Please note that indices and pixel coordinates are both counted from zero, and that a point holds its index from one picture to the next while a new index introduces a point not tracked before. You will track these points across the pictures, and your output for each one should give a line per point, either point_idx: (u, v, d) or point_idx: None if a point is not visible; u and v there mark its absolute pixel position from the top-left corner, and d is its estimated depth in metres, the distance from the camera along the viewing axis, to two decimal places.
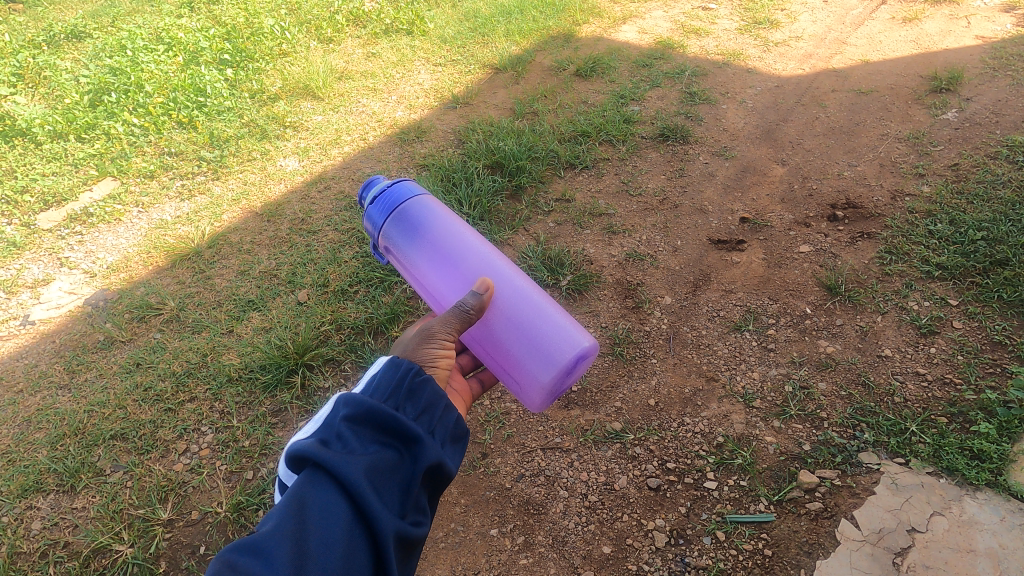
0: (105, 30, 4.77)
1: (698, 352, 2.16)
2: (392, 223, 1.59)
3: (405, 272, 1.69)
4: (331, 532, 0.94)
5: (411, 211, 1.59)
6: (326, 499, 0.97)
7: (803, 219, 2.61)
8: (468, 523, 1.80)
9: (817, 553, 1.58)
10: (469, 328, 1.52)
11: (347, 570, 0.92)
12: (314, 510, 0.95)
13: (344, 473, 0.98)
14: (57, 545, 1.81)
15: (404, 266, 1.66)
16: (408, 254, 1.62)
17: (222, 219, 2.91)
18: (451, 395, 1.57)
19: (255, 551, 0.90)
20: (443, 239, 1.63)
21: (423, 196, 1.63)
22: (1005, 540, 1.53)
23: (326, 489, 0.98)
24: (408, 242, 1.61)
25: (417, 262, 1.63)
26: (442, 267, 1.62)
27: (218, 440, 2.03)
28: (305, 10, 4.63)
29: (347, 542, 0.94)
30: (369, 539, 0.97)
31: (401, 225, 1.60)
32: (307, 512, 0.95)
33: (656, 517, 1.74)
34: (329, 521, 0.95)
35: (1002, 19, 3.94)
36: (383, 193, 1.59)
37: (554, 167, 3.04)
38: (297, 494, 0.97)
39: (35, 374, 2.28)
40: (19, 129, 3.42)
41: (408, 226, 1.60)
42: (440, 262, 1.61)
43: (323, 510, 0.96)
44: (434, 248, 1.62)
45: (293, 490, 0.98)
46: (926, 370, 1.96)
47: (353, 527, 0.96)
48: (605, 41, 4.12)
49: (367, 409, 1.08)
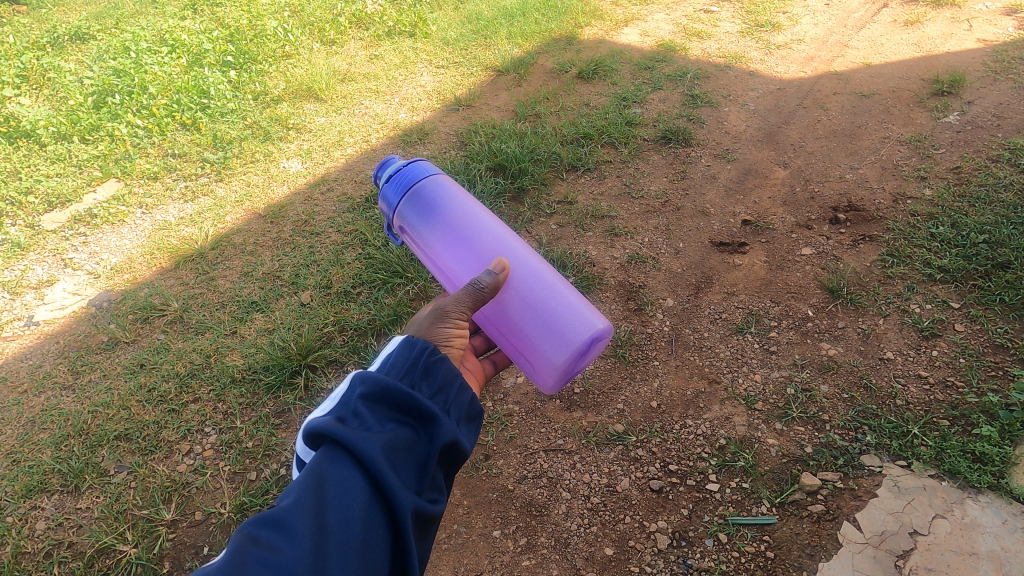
0: (109, 32, 4.79)
1: (700, 354, 2.16)
2: (407, 202, 1.60)
3: (419, 252, 1.69)
4: (349, 507, 0.94)
5: (426, 190, 1.60)
6: (344, 474, 0.97)
7: (806, 221, 2.62)
8: (471, 525, 1.81)
9: (820, 556, 1.58)
10: (482, 307, 1.52)
11: (366, 545, 0.93)
12: (332, 485, 0.96)
13: (361, 449, 0.99)
14: (62, 545, 1.81)
15: (419, 246, 1.67)
16: (422, 234, 1.63)
17: (226, 220, 2.92)
18: (464, 374, 1.62)
19: (276, 524, 0.91)
20: (458, 220, 1.63)
21: (439, 176, 1.63)
22: (1008, 543, 1.54)
23: (344, 464, 0.99)
24: (422, 222, 1.62)
25: (431, 241, 1.63)
26: (456, 247, 1.62)
27: (221, 441, 2.04)
28: (307, 12, 4.64)
29: (365, 517, 0.94)
30: (387, 515, 0.97)
31: (416, 204, 1.61)
32: (325, 487, 0.96)
33: (658, 519, 1.74)
34: (347, 496, 0.95)
35: (1004, 23, 3.95)
36: (399, 173, 1.60)
37: (556, 169, 3.05)
38: (316, 470, 0.98)
39: (40, 374, 2.29)
40: (23, 130, 3.43)
41: (424, 205, 1.61)
42: (454, 242, 1.61)
43: (341, 485, 0.96)
44: (449, 228, 1.62)
45: (312, 466, 0.99)
46: (928, 373, 1.96)
47: (371, 502, 0.96)
48: (607, 44, 4.13)
49: (382, 387, 1.08)
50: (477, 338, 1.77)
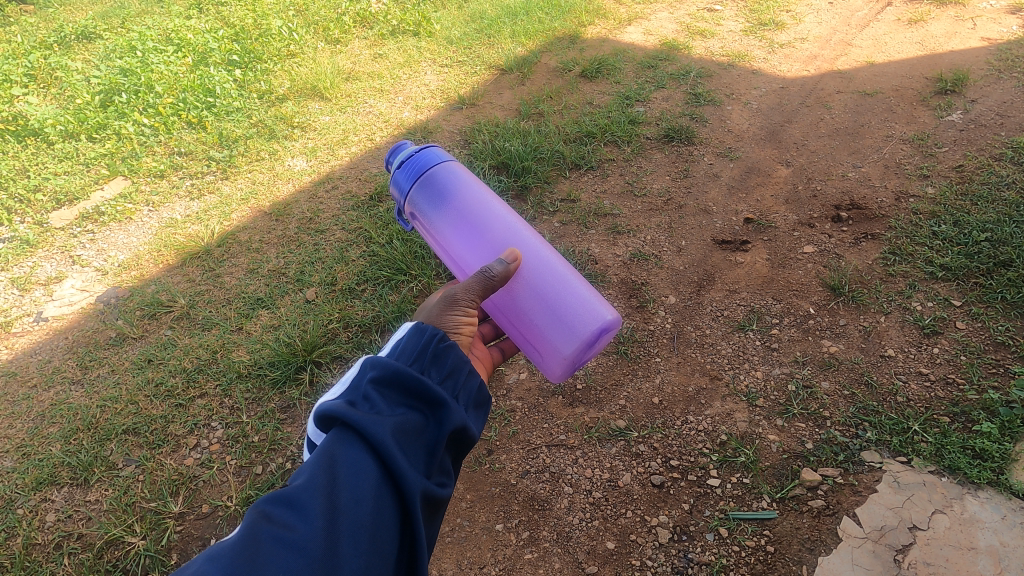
0: (116, 31, 4.84)
1: (701, 351, 2.18)
2: (418, 189, 1.61)
3: (430, 239, 1.71)
4: (360, 487, 0.96)
5: (438, 176, 1.61)
6: (356, 456, 1.00)
7: (808, 219, 2.63)
8: (474, 519, 1.83)
9: (819, 550, 1.59)
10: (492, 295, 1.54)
11: (378, 524, 0.95)
12: (344, 466, 0.98)
13: (372, 433, 1.01)
14: (72, 537, 1.84)
15: (429, 233, 1.69)
16: (433, 220, 1.65)
17: (231, 218, 2.95)
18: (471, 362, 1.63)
19: (290, 503, 0.93)
20: (469, 207, 1.64)
21: (450, 163, 1.64)
22: (1007, 538, 1.55)
23: (356, 447, 1.01)
24: (433, 208, 1.63)
25: (441, 228, 1.65)
26: (467, 234, 1.63)
27: (228, 436, 2.06)
28: (313, 12, 4.68)
29: (377, 497, 0.97)
30: (398, 496, 0.99)
31: (428, 190, 1.62)
32: (337, 468, 0.98)
33: (659, 513, 1.76)
34: (359, 478, 0.97)
35: (1009, 20, 3.94)
36: (411, 158, 1.61)
37: (559, 167, 3.06)
38: (327, 451, 1.00)
39: (49, 370, 2.32)
40: (32, 129, 3.48)
41: (435, 192, 1.62)
42: (464, 229, 1.63)
43: (352, 467, 0.98)
44: (460, 216, 1.63)
45: (324, 447, 1.01)
46: (929, 370, 1.97)
47: (383, 483, 0.98)
48: (611, 42, 4.15)
49: (392, 372, 1.10)
50: (484, 326, 1.75)
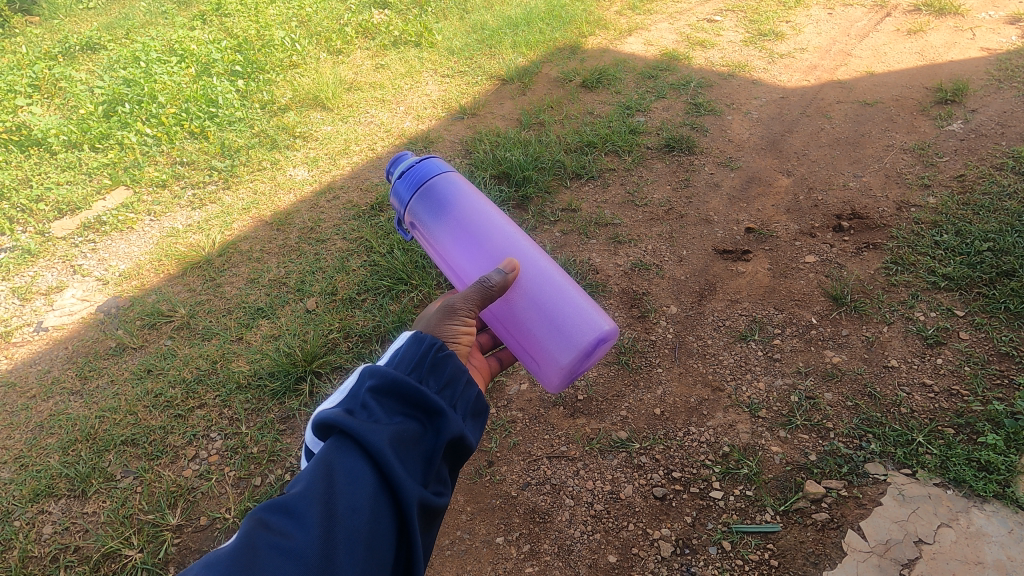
0: (119, 42, 4.86)
1: (703, 361, 2.16)
2: (418, 198, 1.61)
3: (429, 248, 1.70)
4: (358, 496, 0.96)
5: (438, 187, 1.60)
6: (353, 466, 0.98)
7: (809, 229, 2.62)
8: (474, 531, 1.81)
9: (823, 565, 1.58)
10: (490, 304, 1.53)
11: (374, 533, 0.94)
12: (342, 475, 0.97)
13: (371, 441, 1.00)
14: (68, 550, 1.83)
15: (428, 242, 1.68)
16: (432, 230, 1.64)
17: (232, 228, 2.95)
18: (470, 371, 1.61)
19: (287, 511, 0.92)
20: (469, 218, 1.64)
21: (450, 173, 1.63)
22: (1014, 553, 1.53)
23: (353, 456, 1.00)
24: (433, 218, 1.63)
25: (441, 238, 1.64)
26: (467, 244, 1.63)
27: (227, 447, 2.05)
28: (315, 23, 4.71)
29: (376, 506, 0.96)
30: (395, 506, 0.98)
31: (428, 200, 1.61)
32: (334, 476, 0.96)
33: (662, 526, 1.74)
34: (356, 487, 0.96)
35: (1007, 31, 3.94)
36: (411, 169, 1.61)
37: (559, 176, 3.07)
38: (324, 459, 0.99)
39: (48, 380, 2.31)
40: (35, 139, 3.50)
41: (435, 202, 1.61)
42: (464, 239, 1.63)
43: (350, 476, 0.97)
44: (460, 226, 1.63)
45: (321, 456, 0.99)
46: (933, 381, 1.96)
47: (380, 493, 0.97)
48: (611, 53, 4.16)
49: (391, 381, 1.09)
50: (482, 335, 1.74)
